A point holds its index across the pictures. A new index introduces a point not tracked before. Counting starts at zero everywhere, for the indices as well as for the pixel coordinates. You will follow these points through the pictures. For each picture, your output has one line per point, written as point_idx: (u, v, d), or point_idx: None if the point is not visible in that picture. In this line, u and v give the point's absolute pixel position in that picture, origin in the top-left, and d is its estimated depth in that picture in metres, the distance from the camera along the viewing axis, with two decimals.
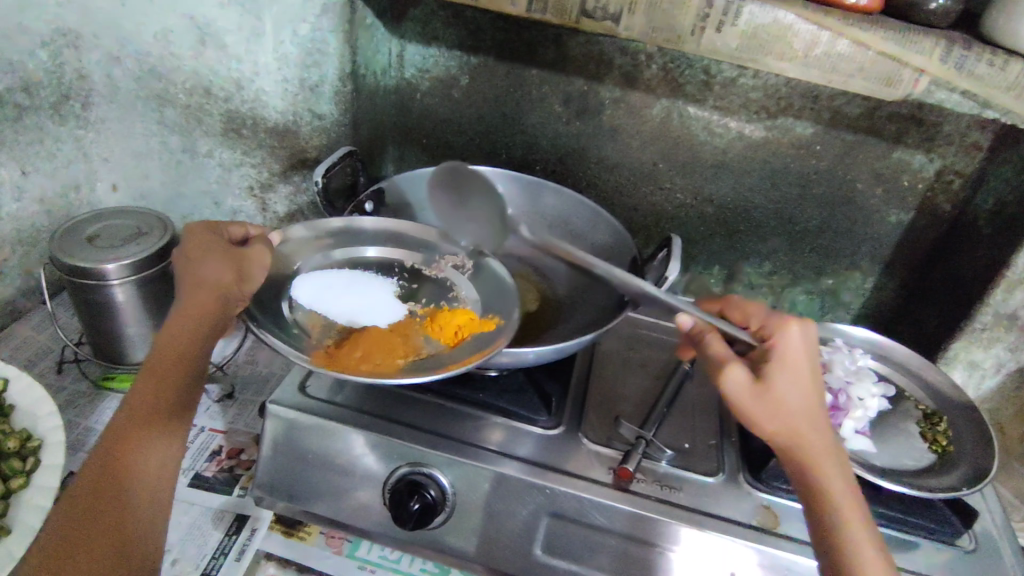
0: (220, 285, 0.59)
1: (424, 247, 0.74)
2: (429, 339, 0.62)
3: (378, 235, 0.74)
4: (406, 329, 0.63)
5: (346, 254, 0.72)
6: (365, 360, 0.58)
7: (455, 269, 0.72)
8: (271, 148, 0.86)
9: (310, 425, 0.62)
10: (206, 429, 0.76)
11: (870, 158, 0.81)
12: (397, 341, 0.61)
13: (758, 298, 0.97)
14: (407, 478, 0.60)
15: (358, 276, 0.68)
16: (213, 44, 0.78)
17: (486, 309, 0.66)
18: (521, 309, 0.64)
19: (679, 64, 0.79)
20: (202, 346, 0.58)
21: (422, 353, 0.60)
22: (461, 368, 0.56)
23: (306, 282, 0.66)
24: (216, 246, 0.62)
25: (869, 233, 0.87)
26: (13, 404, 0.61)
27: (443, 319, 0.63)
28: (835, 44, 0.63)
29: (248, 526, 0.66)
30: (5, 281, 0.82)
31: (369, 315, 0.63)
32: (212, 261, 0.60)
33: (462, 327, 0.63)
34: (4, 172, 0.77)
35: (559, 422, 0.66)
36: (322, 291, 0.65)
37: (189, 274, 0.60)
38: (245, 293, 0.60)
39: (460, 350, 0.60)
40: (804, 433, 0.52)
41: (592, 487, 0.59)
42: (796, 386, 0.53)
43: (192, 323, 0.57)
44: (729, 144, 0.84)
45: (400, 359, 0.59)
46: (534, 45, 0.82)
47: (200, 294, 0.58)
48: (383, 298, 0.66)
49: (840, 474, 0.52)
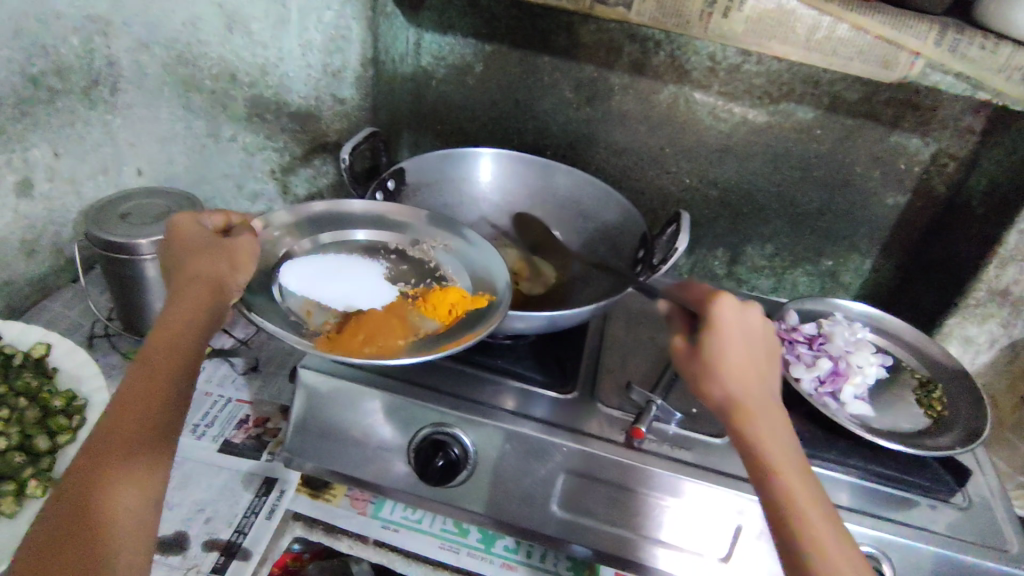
0: (213, 278, 0.61)
1: (411, 228, 0.77)
2: (425, 318, 0.65)
3: (363, 217, 0.77)
4: (403, 310, 0.66)
5: (334, 238, 0.74)
6: (367, 342, 0.61)
7: (445, 250, 0.75)
8: (293, 132, 0.92)
9: (338, 387, 0.66)
10: (234, 400, 0.79)
11: (869, 142, 0.84)
12: (394, 322, 0.64)
13: (761, 279, 1.00)
14: (431, 438, 0.63)
15: (347, 261, 0.71)
16: (240, 31, 0.82)
17: (475, 289, 0.69)
18: (509, 286, 0.68)
19: (686, 51, 0.82)
20: (194, 339, 0.59)
21: (420, 333, 0.64)
22: (460, 345, 0.60)
23: (293, 269, 0.68)
24: (210, 242, 0.64)
25: (868, 215, 0.90)
26: (57, 368, 0.63)
27: (436, 299, 0.67)
28: (836, 28, 0.67)
29: (277, 487, 0.69)
30: (37, 259, 0.85)
31: (361, 299, 0.66)
32: (204, 255, 0.62)
33: (457, 303, 0.66)
34: (37, 152, 0.79)
35: (574, 388, 0.69)
36: (314, 278, 0.67)
37: (184, 268, 0.62)
38: (240, 283, 0.62)
39: (456, 328, 0.64)
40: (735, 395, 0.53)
41: (607, 446, 0.62)
42: (736, 364, 0.54)
43: (186, 317, 0.59)
44: (734, 128, 0.87)
45: (400, 339, 0.62)
46: (547, 34, 0.86)
47: (193, 287, 0.60)
48: (372, 282, 0.69)
49: (773, 438, 0.52)
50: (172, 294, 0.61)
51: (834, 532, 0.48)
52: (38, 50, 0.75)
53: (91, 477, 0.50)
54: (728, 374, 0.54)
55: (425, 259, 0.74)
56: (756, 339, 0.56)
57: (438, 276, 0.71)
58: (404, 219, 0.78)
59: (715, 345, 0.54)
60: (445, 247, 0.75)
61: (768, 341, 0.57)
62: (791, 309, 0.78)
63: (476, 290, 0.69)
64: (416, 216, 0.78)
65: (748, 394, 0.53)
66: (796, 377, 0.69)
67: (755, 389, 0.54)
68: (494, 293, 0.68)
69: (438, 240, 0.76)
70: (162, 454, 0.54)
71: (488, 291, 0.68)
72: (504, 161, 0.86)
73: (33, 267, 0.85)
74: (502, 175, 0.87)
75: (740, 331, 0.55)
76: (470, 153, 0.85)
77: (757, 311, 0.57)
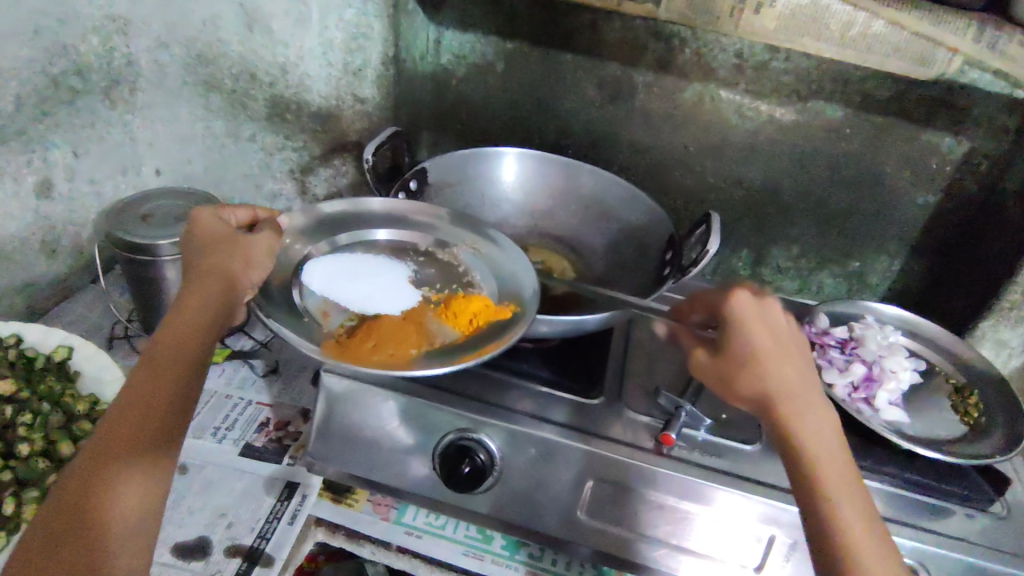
0: (225, 275, 0.60)
1: (436, 229, 0.76)
2: (444, 326, 0.64)
3: (384, 217, 0.76)
4: (423, 316, 0.65)
5: (352, 237, 0.73)
6: (376, 350, 0.59)
7: (470, 249, 0.74)
8: (314, 132, 0.89)
9: (361, 392, 0.65)
10: (254, 402, 0.79)
11: (899, 140, 0.82)
12: (411, 328, 0.63)
13: (787, 280, 0.98)
14: (456, 444, 0.62)
15: (371, 263, 0.70)
16: (260, 29, 0.80)
17: (501, 298, 0.67)
18: (538, 299, 0.65)
19: (712, 48, 0.81)
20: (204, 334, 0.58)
21: (435, 341, 0.62)
22: (471, 360, 0.58)
23: (316, 269, 0.67)
24: (228, 236, 0.63)
25: (898, 215, 0.88)
26: (79, 370, 0.62)
27: (457, 306, 0.65)
28: (871, 24, 0.65)
29: (299, 492, 0.69)
30: (58, 260, 0.84)
31: (381, 304, 0.65)
32: (219, 250, 0.62)
33: (479, 312, 0.64)
34: (58, 152, 0.79)
35: (601, 392, 0.67)
36: (335, 279, 0.67)
37: (199, 261, 0.62)
38: (253, 282, 0.62)
39: (473, 340, 0.62)
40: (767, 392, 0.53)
41: (636, 453, 0.61)
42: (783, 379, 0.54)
43: (196, 315, 0.58)
44: (761, 126, 0.85)
45: (413, 348, 0.60)
46: (571, 31, 0.84)
47: (206, 282, 0.60)
48: (395, 286, 0.68)
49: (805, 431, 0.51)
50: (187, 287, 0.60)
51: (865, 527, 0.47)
52: (58, 49, 0.75)
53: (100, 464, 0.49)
54: (753, 370, 0.54)
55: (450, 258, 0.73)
56: (780, 335, 0.56)
57: (465, 278, 0.70)
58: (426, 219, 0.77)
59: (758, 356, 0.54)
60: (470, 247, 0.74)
61: (793, 336, 0.58)
62: (822, 312, 0.77)
63: (504, 298, 0.67)
64: (438, 216, 0.77)
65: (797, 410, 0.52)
66: (829, 383, 0.67)
67: (803, 405, 0.53)
68: (520, 304, 0.65)
69: (462, 240, 0.75)
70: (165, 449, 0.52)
71: (516, 301, 0.66)
72: (527, 161, 0.85)
73: (54, 268, 0.84)
74: (525, 176, 0.86)
75: (761, 327, 0.56)
76: (492, 153, 0.84)
77: (775, 306, 0.58)
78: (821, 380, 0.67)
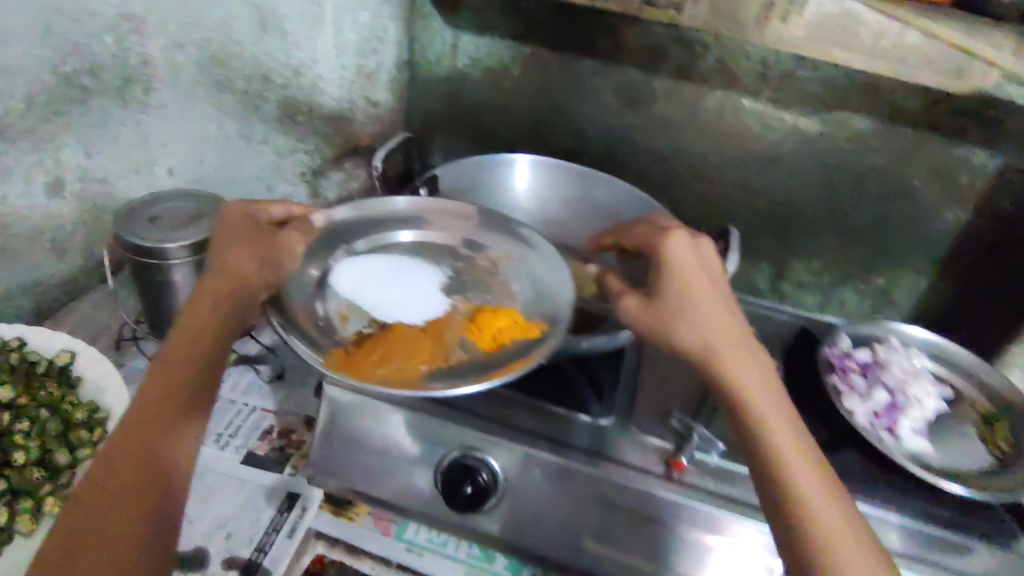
0: (240, 274, 0.61)
1: (467, 232, 0.75)
2: (465, 343, 0.62)
3: (411, 219, 0.75)
4: (443, 330, 0.63)
5: (373, 242, 0.72)
6: (382, 364, 0.57)
7: (501, 251, 0.73)
8: (326, 135, 0.88)
9: (364, 405, 0.64)
10: (259, 409, 0.78)
11: (929, 155, 0.79)
12: (427, 343, 0.60)
13: (807, 296, 0.95)
14: (459, 462, 0.60)
15: (399, 266, 0.69)
16: (274, 30, 0.79)
17: (537, 315, 0.64)
18: (569, 318, 0.62)
19: (736, 56, 0.78)
20: (220, 333, 0.60)
21: (450, 359, 0.60)
22: (478, 385, 0.55)
23: (345, 272, 0.67)
24: (247, 236, 0.65)
25: (926, 232, 0.85)
26: (81, 376, 0.61)
27: (484, 321, 0.63)
28: (904, 34, 0.62)
29: (299, 504, 0.67)
30: (69, 260, 0.84)
31: (406, 309, 0.64)
32: (236, 250, 0.63)
33: (504, 331, 0.62)
34: (70, 152, 0.78)
35: (610, 411, 0.65)
36: (360, 283, 0.66)
37: (214, 259, 0.63)
38: (268, 282, 0.62)
39: (491, 362, 0.59)
40: (707, 336, 0.53)
41: (642, 477, 0.59)
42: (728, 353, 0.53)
43: (207, 313, 0.59)
44: (784, 137, 0.83)
45: (423, 365, 0.58)
46: (590, 36, 0.82)
47: (218, 281, 0.61)
48: (423, 292, 0.66)
49: (748, 374, 0.52)
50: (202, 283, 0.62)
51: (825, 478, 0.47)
52: (71, 48, 0.74)
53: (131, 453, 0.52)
54: (688, 315, 0.54)
55: (481, 259, 0.72)
56: (715, 277, 0.57)
57: (496, 283, 0.69)
58: (454, 217, 0.76)
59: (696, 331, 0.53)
60: (501, 248, 0.73)
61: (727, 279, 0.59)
62: (843, 332, 0.74)
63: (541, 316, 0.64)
64: (465, 213, 0.76)
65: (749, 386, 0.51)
66: (850, 409, 0.64)
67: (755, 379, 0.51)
68: (551, 325, 0.62)
69: (491, 242, 0.74)
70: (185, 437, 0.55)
71: (550, 321, 0.63)
72: (541, 168, 0.83)
73: (64, 267, 0.84)
74: (539, 184, 0.84)
75: (696, 268, 0.56)
76: (505, 161, 0.82)
77: (708, 246, 0.59)
78: (841, 406, 0.64)
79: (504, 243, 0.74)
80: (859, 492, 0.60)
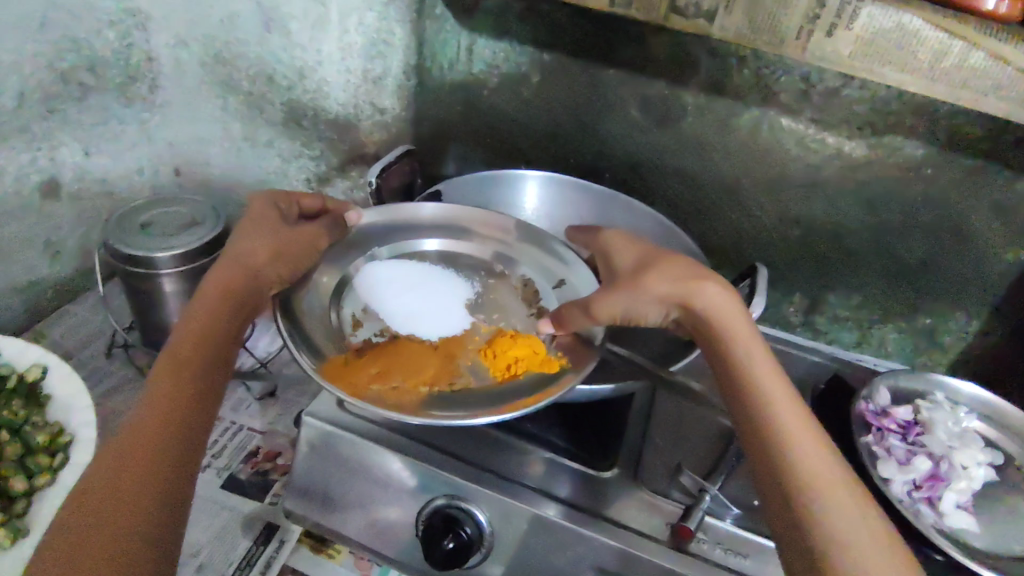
0: (252, 265, 0.57)
1: (502, 245, 0.69)
2: (476, 367, 0.56)
3: (442, 226, 0.70)
4: (458, 352, 0.57)
5: (394, 250, 0.67)
6: (378, 379, 0.52)
7: (535, 272, 0.67)
8: (331, 141, 0.83)
9: (346, 442, 0.59)
10: (245, 428, 0.74)
11: (989, 187, 0.71)
12: (434, 362, 0.56)
13: (843, 332, 0.87)
14: (443, 512, 0.55)
15: (424, 275, 0.64)
16: (279, 30, 0.74)
17: (562, 345, 0.58)
18: (593, 362, 0.55)
19: (775, 70, 0.71)
20: (235, 316, 0.55)
21: (456, 383, 0.54)
22: (479, 416, 0.50)
23: (369, 276, 0.63)
24: (267, 223, 0.60)
25: (980, 271, 0.76)
26: (50, 395, 0.59)
27: (502, 347, 0.57)
28: (969, 55, 0.54)
29: (276, 537, 0.63)
30: (64, 261, 0.82)
31: (425, 323, 0.60)
32: (250, 238, 0.58)
33: (521, 360, 0.56)
34: (67, 150, 0.76)
35: (614, 465, 0.59)
36: (381, 288, 0.62)
37: (228, 248, 0.58)
38: (279, 277, 0.58)
39: (500, 394, 0.53)
40: (674, 292, 0.57)
41: (642, 541, 0.53)
42: (713, 306, 0.56)
43: (218, 299, 0.55)
44: (825, 161, 0.75)
45: (424, 387, 0.53)
46: (614, 43, 0.75)
47: (228, 271, 0.56)
48: (446, 308, 0.61)
49: (733, 317, 0.56)
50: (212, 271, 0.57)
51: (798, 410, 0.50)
52: (69, 43, 0.71)
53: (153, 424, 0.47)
54: (654, 276, 0.58)
55: (510, 280, 0.66)
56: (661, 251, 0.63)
57: (526, 303, 0.63)
58: (489, 229, 0.70)
59: (671, 289, 0.57)
60: (535, 269, 0.67)
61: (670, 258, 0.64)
62: (882, 384, 0.66)
63: (565, 346, 0.58)
64: (501, 226, 0.70)
65: (734, 337, 0.54)
66: (886, 477, 0.57)
67: (738, 330, 0.55)
68: (573, 361, 0.56)
69: (524, 262, 0.68)
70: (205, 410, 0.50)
71: (573, 353, 0.57)
72: (553, 186, 0.77)
73: (59, 269, 0.82)
74: (552, 204, 0.78)
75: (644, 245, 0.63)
76: (515, 177, 0.77)
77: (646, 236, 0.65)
78: (875, 473, 0.57)
79: (540, 263, 0.67)
80: None
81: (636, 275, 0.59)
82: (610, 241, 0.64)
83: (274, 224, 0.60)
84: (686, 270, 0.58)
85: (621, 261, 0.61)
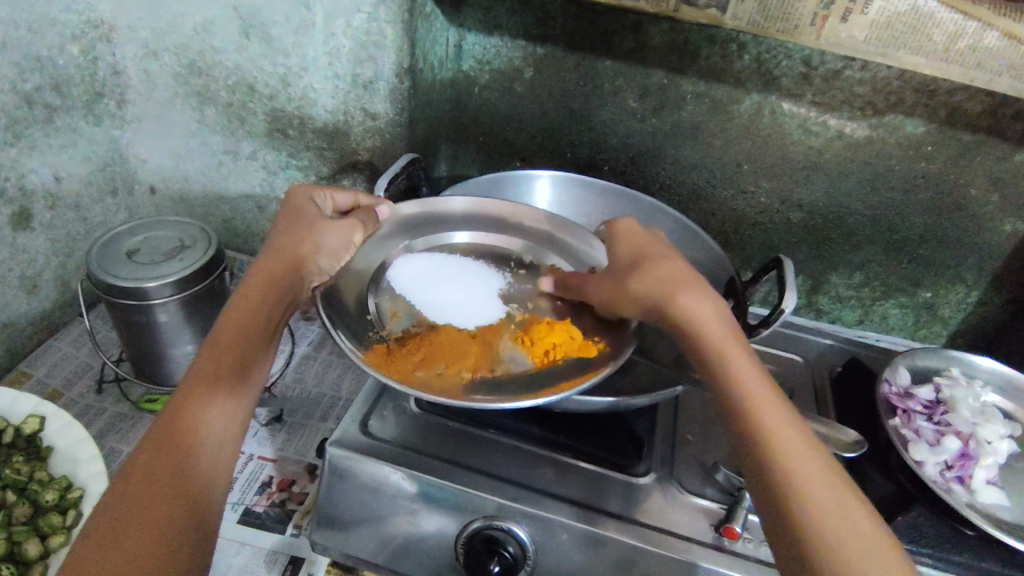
0: (296, 256, 0.55)
1: (536, 235, 0.66)
2: (516, 355, 0.54)
3: (475, 218, 0.67)
4: (496, 339, 0.56)
5: (427, 244, 0.65)
6: (422, 365, 0.51)
7: (565, 263, 0.63)
8: (320, 150, 0.79)
9: (372, 470, 0.55)
10: (255, 457, 0.70)
11: (988, 161, 0.71)
12: (473, 350, 0.54)
13: (845, 310, 0.88)
14: (482, 534, 0.53)
15: (458, 264, 0.63)
16: (258, 36, 0.70)
17: (596, 332, 0.57)
18: (632, 349, 0.53)
19: (775, 54, 0.70)
20: (272, 314, 0.52)
21: (496, 370, 0.53)
22: (521, 399, 0.48)
23: (405, 267, 0.61)
24: (306, 218, 0.58)
25: (978, 243, 0.77)
26: (52, 447, 0.58)
27: (538, 333, 0.55)
28: (983, 36, 0.56)
29: (304, 570, 0.61)
30: (41, 295, 0.77)
31: (459, 314, 0.58)
32: (293, 230, 0.56)
33: (558, 347, 0.54)
34: (36, 177, 0.71)
35: (650, 469, 0.59)
36: (416, 278, 0.60)
37: (269, 240, 0.56)
38: (323, 271, 0.57)
39: (540, 380, 0.51)
40: (659, 291, 0.53)
41: (692, 548, 0.52)
42: (696, 309, 0.51)
43: (257, 295, 0.52)
44: (827, 143, 0.74)
45: (466, 373, 0.51)
46: (610, 33, 0.73)
47: (272, 263, 0.54)
48: (478, 298, 0.59)
49: (722, 318, 0.52)
50: (252, 264, 0.55)
51: (787, 414, 0.47)
52: (31, 63, 0.67)
53: (186, 428, 0.44)
54: (638, 275, 0.54)
55: (540, 271, 0.63)
56: (659, 239, 0.58)
57: (560, 284, 0.60)
58: (522, 219, 0.67)
59: (649, 289, 0.53)
60: (564, 260, 0.64)
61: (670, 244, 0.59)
62: (901, 364, 0.67)
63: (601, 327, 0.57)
64: (535, 217, 0.66)
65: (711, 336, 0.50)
66: (919, 460, 0.57)
67: (721, 328, 0.51)
68: (610, 344, 0.55)
69: (555, 252, 0.64)
70: (236, 422, 0.47)
71: (609, 339, 0.55)
72: (564, 186, 0.76)
73: (35, 304, 0.77)
74: (563, 204, 0.76)
75: (640, 238, 0.58)
76: (524, 178, 0.75)
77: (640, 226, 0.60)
78: (909, 456, 0.57)
79: (570, 253, 0.64)
80: (934, 556, 0.53)
81: (623, 272, 0.55)
82: (608, 231, 0.59)
83: (314, 217, 0.58)
84: (670, 270, 0.54)
85: (616, 256, 0.57)
